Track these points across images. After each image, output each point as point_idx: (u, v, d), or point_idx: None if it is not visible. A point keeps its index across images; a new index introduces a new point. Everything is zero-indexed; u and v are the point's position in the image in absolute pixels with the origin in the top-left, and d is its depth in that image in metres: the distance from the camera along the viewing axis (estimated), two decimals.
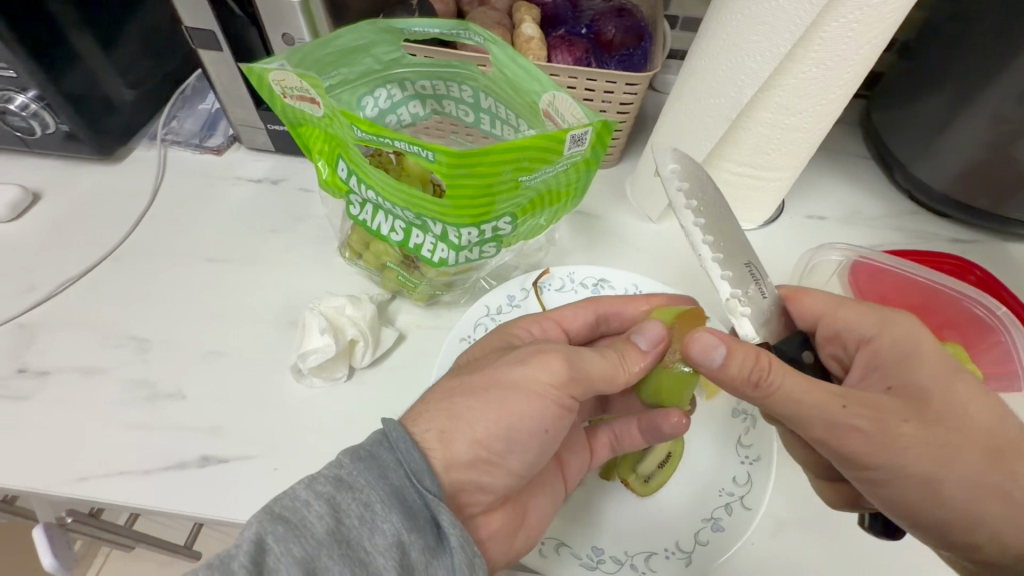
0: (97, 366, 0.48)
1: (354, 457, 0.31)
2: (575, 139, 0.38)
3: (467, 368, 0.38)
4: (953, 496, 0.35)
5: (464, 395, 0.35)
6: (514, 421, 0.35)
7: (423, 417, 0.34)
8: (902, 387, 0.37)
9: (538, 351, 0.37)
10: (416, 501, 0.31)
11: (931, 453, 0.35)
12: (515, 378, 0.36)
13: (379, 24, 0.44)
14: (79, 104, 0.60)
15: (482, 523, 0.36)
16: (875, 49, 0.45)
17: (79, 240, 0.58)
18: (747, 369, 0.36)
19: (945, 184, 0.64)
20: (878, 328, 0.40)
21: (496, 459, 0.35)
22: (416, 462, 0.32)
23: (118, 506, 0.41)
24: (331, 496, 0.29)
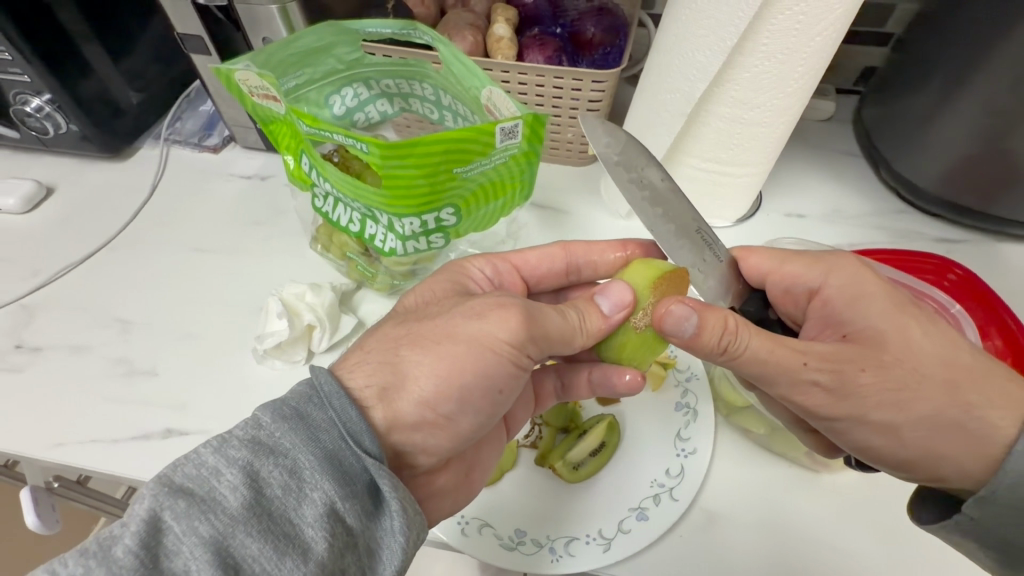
0: (84, 344, 0.53)
1: (279, 418, 0.30)
2: (505, 131, 0.41)
3: (417, 314, 0.38)
4: (913, 435, 0.36)
5: (411, 347, 0.35)
6: (462, 377, 0.35)
7: (364, 369, 0.34)
8: (857, 333, 0.38)
9: (496, 306, 0.36)
10: (351, 462, 0.31)
11: (889, 397, 0.36)
12: (469, 330, 0.35)
13: (336, 25, 0.48)
14: (87, 106, 0.65)
15: (425, 481, 0.37)
16: (828, 41, 0.45)
17: (82, 231, 0.63)
18: (715, 333, 0.37)
19: (931, 182, 0.61)
20: (824, 275, 0.41)
21: (442, 421, 0.35)
22: (353, 421, 0.31)
23: (87, 469, 0.45)
24: (249, 462, 0.29)
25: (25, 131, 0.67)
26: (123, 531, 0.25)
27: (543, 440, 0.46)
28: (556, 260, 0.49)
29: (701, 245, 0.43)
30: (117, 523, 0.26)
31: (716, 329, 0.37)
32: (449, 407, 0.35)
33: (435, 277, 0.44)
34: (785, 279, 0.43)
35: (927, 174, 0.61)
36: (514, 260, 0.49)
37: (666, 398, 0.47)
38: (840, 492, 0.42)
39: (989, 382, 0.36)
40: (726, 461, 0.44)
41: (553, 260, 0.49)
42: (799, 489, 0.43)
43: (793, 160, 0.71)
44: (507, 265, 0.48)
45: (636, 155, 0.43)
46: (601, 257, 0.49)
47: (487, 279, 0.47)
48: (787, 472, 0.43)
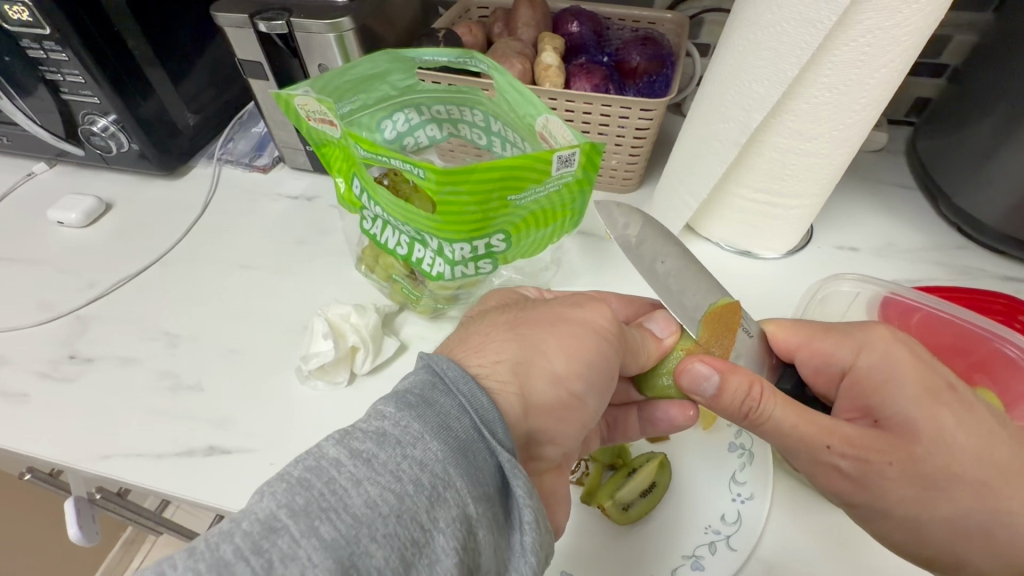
0: (133, 356, 0.54)
1: (403, 406, 0.27)
2: (561, 159, 0.41)
3: (516, 306, 0.38)
4: (935, 527, 0.35)
5: (530, 327, 0.35)
6: (587, 353, 0.35)
7: (490, 348, 0.33)
8: (889, 419, 0.36)
9: (589, 299, 0.38)
10: (482, 458, 0.28)
11: (914, 493, 0.35)
12: (576, 315, 0.37)
13: (392, 53, 0.49)
14: (149, 127, 0.67)
15: (547, 482, 0.37)
16: (896, 72, 0.43)
17: (135, 246, 0.65)
18: (736, 396, 0.36)
19: (995, 218, 0.58)
20: (854, 355, 0.39)
21: (573, 403, 0.34)
22: (484, 410, 0.29)
23: (130, 482, 0.45)
24: (372, 454, 0.25)
25: (90, 149, 0.71)
26: (235, 527, 0.22)
27: (589, 478, 0.44)
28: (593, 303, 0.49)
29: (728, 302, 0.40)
30: (229, 520, 0.23)
31: (738, 391, 0.36)
32: (579, 386, 0.35)
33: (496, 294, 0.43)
34: (815, 356, 0.41)
35: (987, 210, 0.58)
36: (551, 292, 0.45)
37: (717, 438, 0.45)
38: None
39: None
40: (781, 509, 0.41)
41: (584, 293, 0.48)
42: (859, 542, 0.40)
43: (843, 192, 0.69)
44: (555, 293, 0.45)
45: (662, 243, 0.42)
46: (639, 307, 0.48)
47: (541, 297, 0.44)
48: (847, 527, 0.40)
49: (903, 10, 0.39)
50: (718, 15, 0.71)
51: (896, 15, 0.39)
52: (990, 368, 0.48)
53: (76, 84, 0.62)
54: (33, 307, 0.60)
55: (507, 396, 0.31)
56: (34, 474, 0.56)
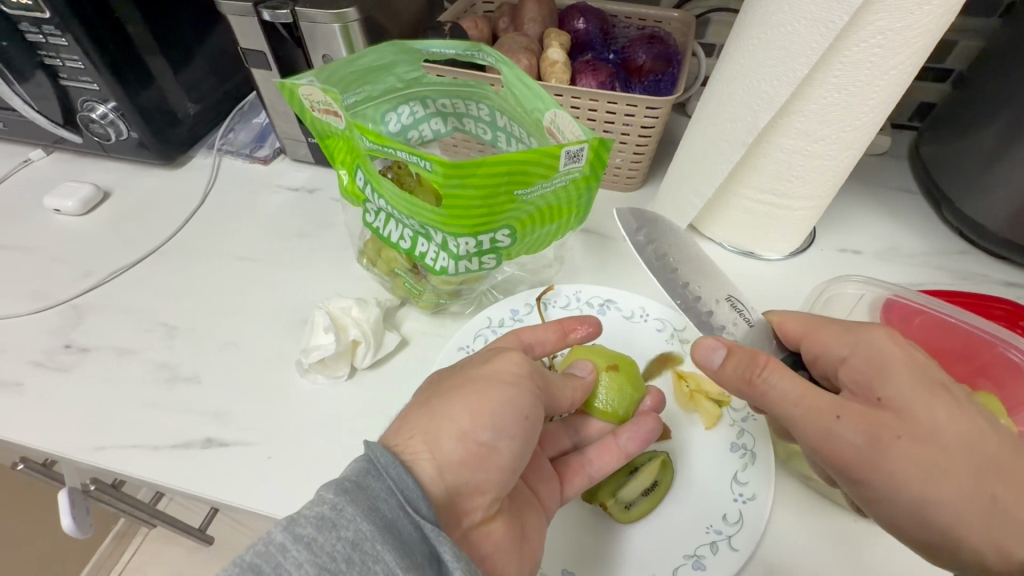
0: (129, 347, 0.54)
1: (338, 487, 0.28)
2: (570, 154, 0.41)
3: (439, 376, 0.39)
4: (942, 516, 0.33)
5: (441, 395, 0.36)
6: (491, 403, 0.35)
7: (403, 427, 0.34)
8: (892, 400, 0.35)
9: (500, 352, 0.39)
10: (410, 531, 0.28)
11: (920, 476, 0.33)
12: (483, 372, 0.37)
13: (399, 44, 0.48)
14: (148, 115, 0.67)
15: (486, 531, 0.35)
16: (905, 74, 0.43)
17: (133, 236, 0.64)
18: (741, 363, 0.38)
19: (997, 223, 0.58)
20: (853, 346, 0.38)
21: (485, 451, 0.34)
22: (410, 490, 0.30)
23: (125, 474, 0.45)
24: (313, 536, 0.26)
25: (88, 136, 0.70)
26: None
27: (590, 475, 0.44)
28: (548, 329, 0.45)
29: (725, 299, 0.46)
30: None
31: (741, 360, 0.38)
32: (488, 434, 0.34)
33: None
34: (816, 347, 0.39)
35: (989, 215, 0.59)
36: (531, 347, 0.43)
37: (719, 438, 0.45)
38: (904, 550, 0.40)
39: (1023, 473, 0.33)
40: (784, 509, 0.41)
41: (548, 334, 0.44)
42: (859, 543, 0.40)
43: (846, 195, 0.69)
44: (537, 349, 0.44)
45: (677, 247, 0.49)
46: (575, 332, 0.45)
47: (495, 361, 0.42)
48: (847, 527, 0.41)
49: (915, 11, 0.39)
50: (725, 15, 0.71)
51: (907, 17, 0.39)
52: (996, 373, 0.48)
53: (76, 70, 0.61)
54: (27, 295, 0.59)
55: (419, 462, 0.33)
56: (26, 464, 0.55)
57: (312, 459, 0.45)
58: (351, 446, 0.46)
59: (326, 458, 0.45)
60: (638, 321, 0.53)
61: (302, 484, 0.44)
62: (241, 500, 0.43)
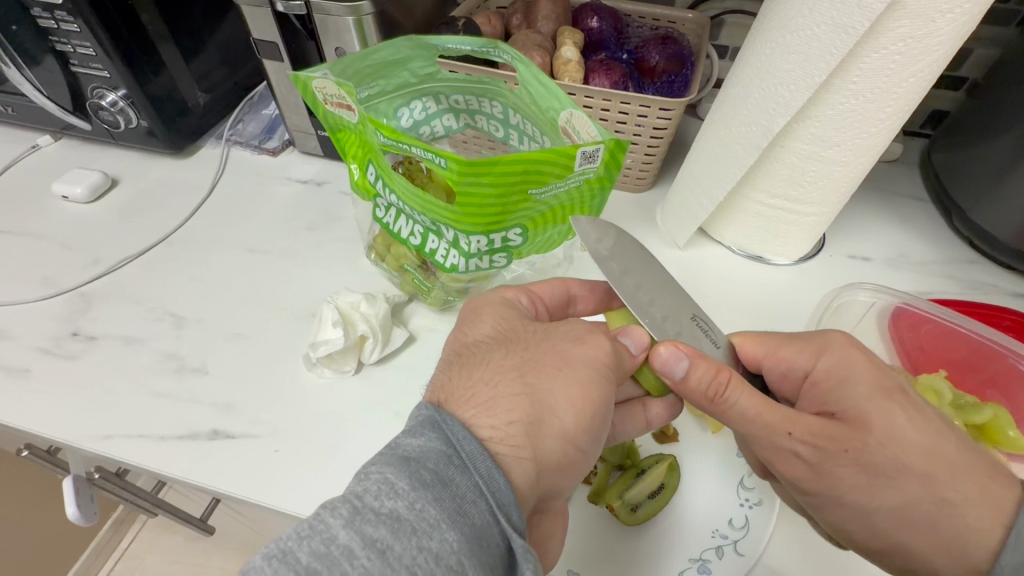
0: (137, 336, 0.53)
1: (419, 485, 0.27)
2: (586, 155, 0.41)
3: (518, 342, 0.35)
4: (885, 518, 0.35)
5: (537, 376, 0.33)
6: (593, 401, 0.33)
7: (499, 405, 0.31)
8: (846, 415, 0.35)
9: (592, 330, 0.36)
10: (495, 541, 0.27)
11: (867, 481, 0.34)
12: (578, 355, 0.35)
13: (414, 39, 0.48)
14: (159, 103, 0.66)
15: (539, 525, 0.36)
16: (924, 81, 0.43)
17: (142, 224, 0.64)
18: (706, 381, 0.35)
19: (1007, 233, 0.58)
20: (815, 359, 0.38)
21: (578, 455, 0.33)
22: (500, 492, 0.28)
23: (132, 463, 0.45)
24: (388, 543, 0.25)
25: (97, 123, 0.69)
26: None
27: (596, 477, 0.43)
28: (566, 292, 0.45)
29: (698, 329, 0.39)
30: None
31: (705, 377, 0.35)
32: (584, 438, 0.34)
33: (493, 297, 0.39)
34: (778, 363, 0.39)
35: (1001, 226, 0.58)
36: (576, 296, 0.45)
37: (727, 442, 0.45)
38: None
39: (974, 477, 0.34)
40: (790, 515, 0.41)
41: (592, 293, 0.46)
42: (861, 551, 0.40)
43: (856, 201, 0.69)
44: (580, 304, 0.46)
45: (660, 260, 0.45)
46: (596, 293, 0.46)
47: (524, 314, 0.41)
48: None
49: (937, 19, 0.39)
50: (738, 17, 0.70)
51: (929, 24, 0.39)
52: (1006, 384, 0.48)
53: (87, 56, 0.61)
54: (35, 282, 0.59)
55: (520, 461, 0.30)
56: (32, 451, 0.55)
57: (318, 453, 0.45)
58: (358, 440, 0.46)
59: (334, 452, 0.45)
60: None
61: (307, 478, 0.44)
62: (248, 493, 0.43)
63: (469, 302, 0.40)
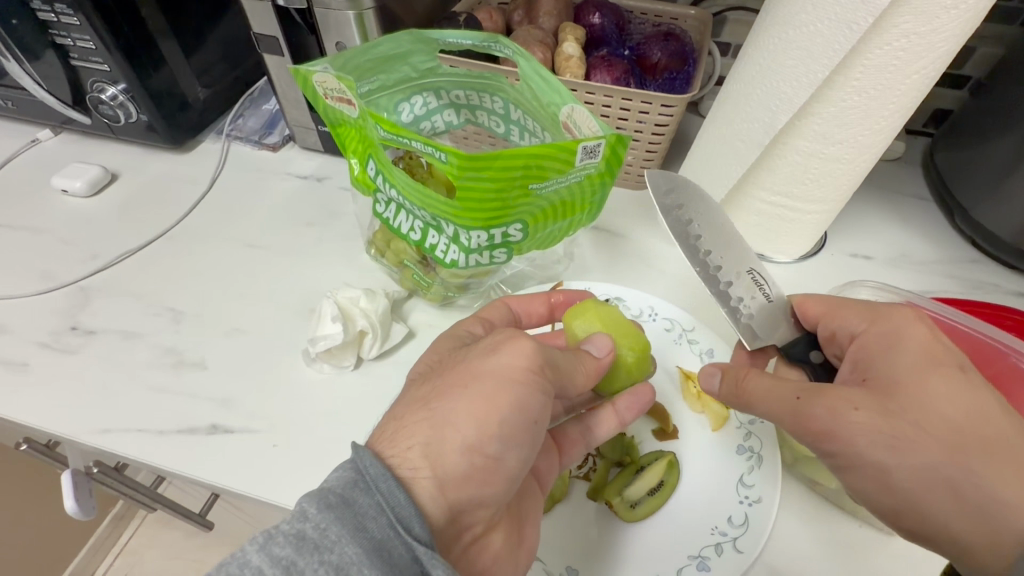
0: (136, 330, 0.53)
1: (325, 506, 0.28)
2: (587, 150, 0.41)
3: (437, 369, 0.36)
4: (905, 484, 0.34)
5: (442, 398, 0.33)
6: (501, 413, 0.33)
7: (403, 433, 0.32)
8: (876, 378, 0.36)
9: (507, 339, 0.36)
10: (400, 551, 0.28)
11: (890, 442, 0.34)
12: (490, 368, 0.34)
13: (415, 34, 0.48)
14: (159, 98, 0.66)
15: (483, 543, 0.35)
16: (928, 78, 0.43)
17: (141, 219, 0.64)
18: (726, 380, 0.40)
19: (1009, 232, 0.58)
20: (870, 324, 0.39)
21: (490, 464, 0.33)
22: (401, 507, 0.29)
23: (130, 457, 0.45)
24: (292, 560, 0.26)
25: (97, 118, 0.69)
26: None
27: (596, 473, 0.44)
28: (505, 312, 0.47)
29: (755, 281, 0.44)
30: None
31: (727, 377, 0.40)
32: (495, 446, 0.33)
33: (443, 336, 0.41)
34: (835, 323, 0.41)
35: (1004, 225, 0.58)
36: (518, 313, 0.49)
37: (727, 439, 0.45)
38: (909, 560, 0.40)
39: (1007, 453, 0.33)
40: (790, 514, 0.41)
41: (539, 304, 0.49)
42: (861, 549, 0.40)
43: (858, 200, 0.69)
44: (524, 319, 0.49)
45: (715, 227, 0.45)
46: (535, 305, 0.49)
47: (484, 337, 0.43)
48: (853, 532, 0.41)
49: (942, 15, 0.38)
50: (741, 14, 0.70)
51: (933, 20, 0.39)
52: (1009, 381, 0.47)
53: (86, 50, 0.61)
54: (34, 276, 0.59)
55: (422, 481, 0.31)
56: (30, 445, 0.55)
57: (317, 447, 0.45)
58: (357, 435, 0.46)
59: (332, 447, 0.45)
60: (645, 320, 0.53)
61: (305, 473, 0.44)
62: (246, 488, 0.43)
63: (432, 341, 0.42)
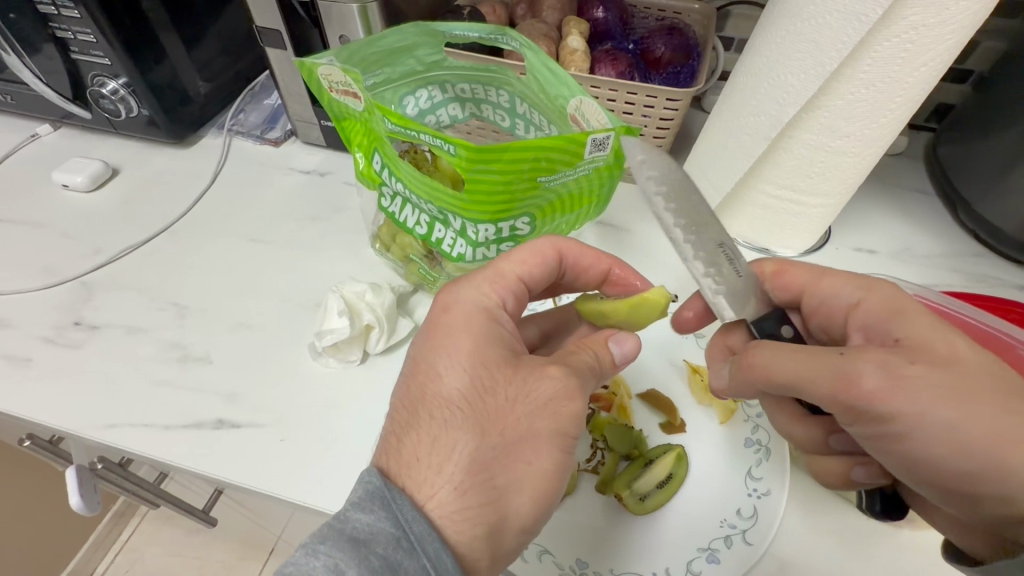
0: (140, 325, 0.53)
1: (367, 571, 0.28)
2: (596, 143, 0.40)
3: (493, 421, 0.33)
4: (978, 444, 0.30)
5: (505, 474, 0.33)
6: (556, 491, 0.34)
7: (465, 515, 0.31)
8: (904, 337, 0.34)
9: (566, 401, 0.35)
10: None
11: (951, 396, 0.31)
12: (551, 436, 0.34)
13: (421, 26, 0.48)
14: (160, 92, 0.66)
15: None
16: (935, 70, 0.43)
17: (144, 214, 0.64)
18: (732, 355, 0.36)
19: (1014, 226, 0.58)
20: (866, 292, 0.38)
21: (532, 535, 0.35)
22: (448, 573, 0.30)
23: (136, 452, 0.45)
24: None
25: (97, 112, 0.69)
26: None
27: (604, 466, 0.44)
28: (549, 257, 0.41)
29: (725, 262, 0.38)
30: None
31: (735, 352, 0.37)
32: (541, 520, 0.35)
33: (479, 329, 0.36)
34: (823, 294, 0.40)
35: (1008, 218, 0.58)
36: (567, 268, 0.44)
37: (734, 433, 0.45)
38: (916, 551, 0.40)
39: None
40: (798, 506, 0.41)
41: (593, 270, 0.45)
42: (869, 541, 0.40)
43: (861, 194, 0.69)
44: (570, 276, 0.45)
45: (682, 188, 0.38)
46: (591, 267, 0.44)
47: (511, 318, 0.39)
48: (861, 523, 0.41)
49: (951, 6, 0.38)
50: (744, 9, 0.70)
51: (942, 12, 0.39)
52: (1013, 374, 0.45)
53: (87, 43, 0.60)
54: (36, 271, 0.58)
55: (479, 564, 0.32)
56: (34, 440, 0.55)
57: (324, 441, 0.45)
58: (365, 430, 0.45)
59: (340, 442, 0.45)
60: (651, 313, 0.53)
61: (313, 467, 0.43)
62: (253, 483, 0.43)
63: (446, 320, 0.37)
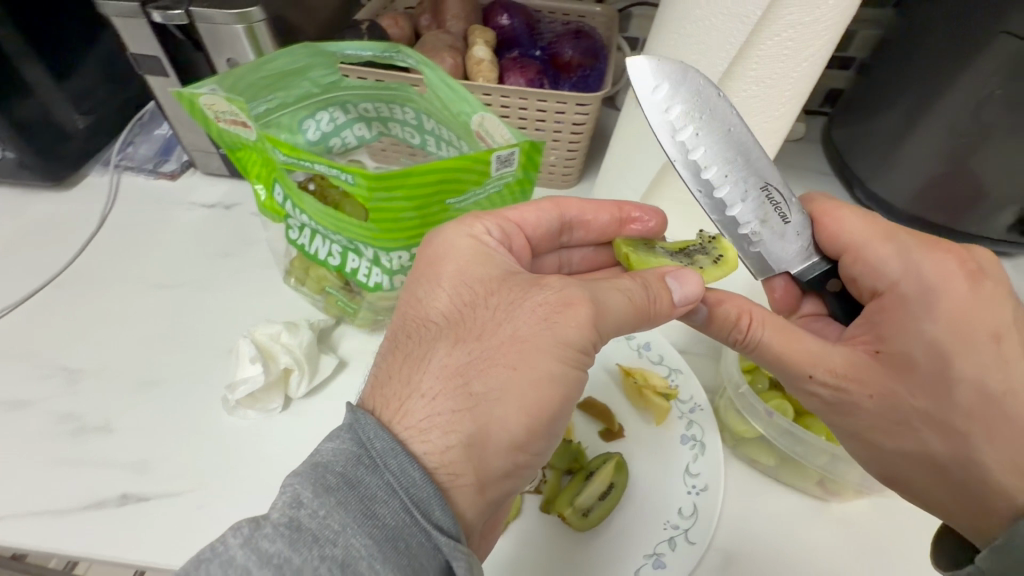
0: (23, 399, 0.47)
1: (323, 491, 0.26)
2: (500, 159, 0.39)
3: (471, 329, 0.32)
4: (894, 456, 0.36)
5: (484, 382, 0.30)
6: (550, 402, 0.31)
7: (436, 426, 0.29)
8: (890, 352, 0.35)
9: (560, 303, 0.32)
10: (420, 541, 0.27)
11: (878, 420, 0.35)
12: (542, 341, 0.31)
13: (312, 46, 0.45)
14: (27, 131, 0.58)
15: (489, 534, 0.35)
16: (816, 64, 0.45)
17: (21, 270, 0.57)
18: (723, 328, 0.38)
19: (903, 200, 0.62)
20: (901, 274, 0.35)
21: (530, 461, 0.32)
22: (416, 489, 0.28)
23: (25, 547, 0.39)
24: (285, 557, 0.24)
25: None
26: None
27: (546, 485, 0.43)
28: (544, 212, 0.42)
29: (767, 208, 0.38)
30: None
31: (728, 316, 0.37)
32: (536, 446, 0.32)
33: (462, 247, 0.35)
34: (858, 261, 0.37)
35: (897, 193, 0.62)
36: (574, 222, 0.43)
37: (670, 431, 0.46)
38: (847, 521, 0.42)
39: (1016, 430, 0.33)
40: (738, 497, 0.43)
41: (600, 219, 0.44)
42: (807, 520, 0.42)
43: None
44: (579, 230, 0.44)
45: (725, 130, 0.36)
46: (595, 214, 0.44)
47: (500, 243, 0.38)
48: (798, 504, 0.43)
49: (822, 5, 0.40)
50: (645, 9, 0.71)
51: (815, 10, 0.41)
52: None
53: None
54: None
55: (461, 487, 0.29)
56: None
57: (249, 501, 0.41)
58: None
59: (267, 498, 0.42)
60: None
61: None
62: (170, 560, 0.39)
63: (429, 248, 0.36)
